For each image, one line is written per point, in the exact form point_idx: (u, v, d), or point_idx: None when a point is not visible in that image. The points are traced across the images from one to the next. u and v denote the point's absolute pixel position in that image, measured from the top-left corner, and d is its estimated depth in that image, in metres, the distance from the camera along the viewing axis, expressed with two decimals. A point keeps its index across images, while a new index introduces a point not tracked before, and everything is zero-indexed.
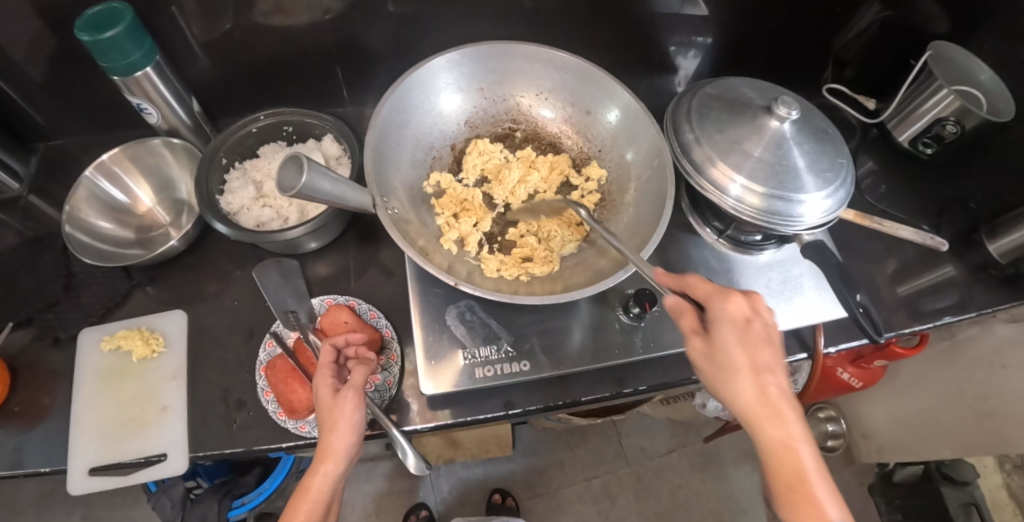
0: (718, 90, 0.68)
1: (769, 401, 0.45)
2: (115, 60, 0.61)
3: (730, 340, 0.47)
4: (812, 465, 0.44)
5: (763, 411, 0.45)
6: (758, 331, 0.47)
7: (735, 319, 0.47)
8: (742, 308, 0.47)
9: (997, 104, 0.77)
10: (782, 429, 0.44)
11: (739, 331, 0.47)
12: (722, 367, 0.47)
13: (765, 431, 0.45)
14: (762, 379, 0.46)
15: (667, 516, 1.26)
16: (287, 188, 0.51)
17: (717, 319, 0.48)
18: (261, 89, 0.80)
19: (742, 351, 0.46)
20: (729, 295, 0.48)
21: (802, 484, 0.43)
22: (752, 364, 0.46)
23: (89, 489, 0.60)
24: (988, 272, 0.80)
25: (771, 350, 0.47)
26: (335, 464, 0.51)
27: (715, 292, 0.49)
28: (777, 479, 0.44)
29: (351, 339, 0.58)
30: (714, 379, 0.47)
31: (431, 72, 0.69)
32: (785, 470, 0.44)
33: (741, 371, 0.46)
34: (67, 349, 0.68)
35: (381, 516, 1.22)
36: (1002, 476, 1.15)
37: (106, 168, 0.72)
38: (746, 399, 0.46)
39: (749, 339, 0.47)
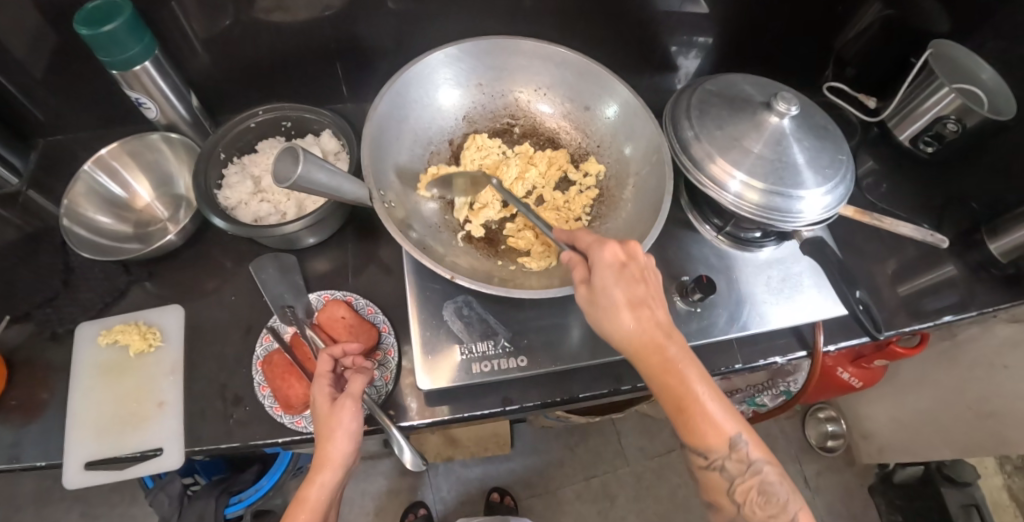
0: (718, 86, 0.68)
1: (647, 334, 0.48)
2: (113, 54, 0.61)
3: (609, 282, 0.49)
4: (701, 390, 0.48)
5: (641, 341, 0.49)
6: (632, 271, 0.50)
7: (609, 263, 0.50)
8: (616, 253, 0.50)
9: (997, 102, 0.77)
10: (665, 355, 0.48)
11: (618, 273, 0.49)
12: (605, 308, 0.49)
13: (670, 351, 0.48)
14: (641, 310, 0.49)
15: (666, 516, 1.25)
16: (283, 179, 0.51)
17: (598, 263, 0.50)
18: (260, 85, 0.80)
19: (622, 288, 0.49)
20: (605, 243, 0.51)
21: (688, 408, 0.48)
22: (629, 299, 0.49)
23: (86, 483, 0.61)
24: (989, 271, 0.80)
25: (648, 286, 0.50)
26: (332, 473, 0.51)
27: (595, 241, 0.52)
28: (666, 399, 0.49)
29: (348, 349, 0.57)
30: (598, 318, 0.50)
31: (430, 67, 0.69)
32: (679, 395, 0.48)
33: (619, 310, 0.48)
34: (65, 344, 0.68)
35: (379, 514, 1.22)
36: (1002, 477, 1.12)
37: (104, 163, 0.72)
38: (631, 328, 0.49)
39: (624, 280, 0.49)
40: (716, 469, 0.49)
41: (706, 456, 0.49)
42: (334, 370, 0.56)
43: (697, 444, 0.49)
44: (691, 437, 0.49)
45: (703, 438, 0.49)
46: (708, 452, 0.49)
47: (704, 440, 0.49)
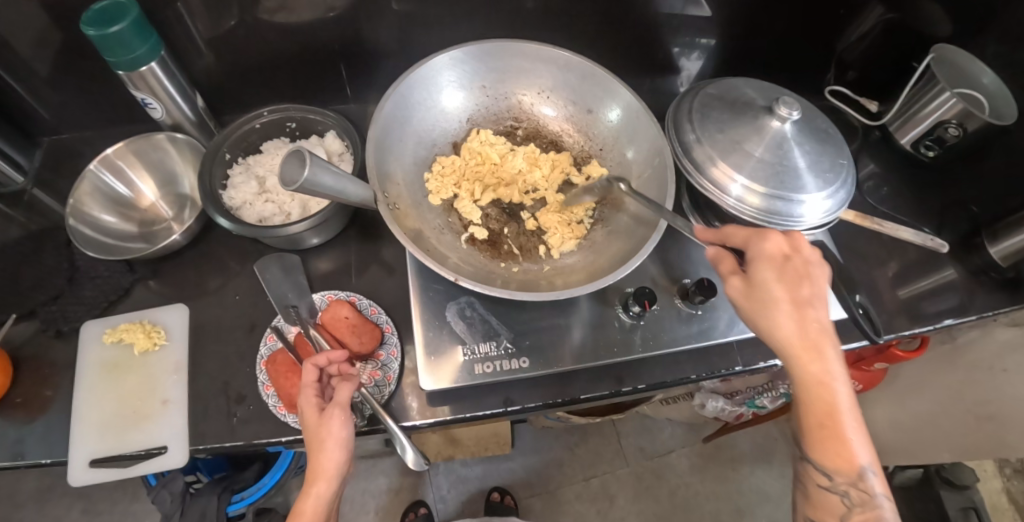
0: (720, 90, 0.68)
1: (811, 336, 0.49)
2: (120, 54, 0.61)
3: (769, 277, 0.50)
4: (843, 403, 0.48)
5: (802, 346, 0.49)
6: (795, 266, 0.50)
7: (773, 256, 0.51)
8: (777, 245, 0.51)
9: (999, 106, 0.77)
10: (824, 365, 0.48)
11: (779, 268, 0.51)
12: (759, 304, 0.50)
13: (810, 368, 0.48)
14: (803, 313, 0.49)
15: (666, 517, 1.26)
16: (290, 182, 0.51)
17: (756, 255, 0.52)
18: (265, 85, 0.81)
19: (784, 288, 0.50)
20: (767, 234, 0.52)
21: (832, 420, 0.48)
22: (793, 299, 0.50)
23: (90, 481, 0.61)
24: (989, 275, 0.80)
25: (811, 286, 0.50)
26: (327, 483, 0.52)
27: (752, 234, 0.53)
28: (809, 416, 0.49)
29: (332, 358, 0.56)
30: (749, 313, 0.51)
31: (434, 69, 0.69)
32: (826, 404, 0.48)
33: (788, 309, 0.49)
34: (70, 341, 0.68)
35: (380, 512, 1.22)
36: (1001, 480, 1.16)
37: (109, 162, 0.73)
38: (790, 329, 0.49)
39: (789, 271, 0.50)
40: (837, 492, 0.49)
41: (829, 477, 0.49)
42: (320, 379, 0.56)
43: (828, 467, 0.49)
44: (827, 462, 0.49)
45: (830, 454, 0.48)
46: (834, 474, 0.49)
47: (834, 462, 0.48)
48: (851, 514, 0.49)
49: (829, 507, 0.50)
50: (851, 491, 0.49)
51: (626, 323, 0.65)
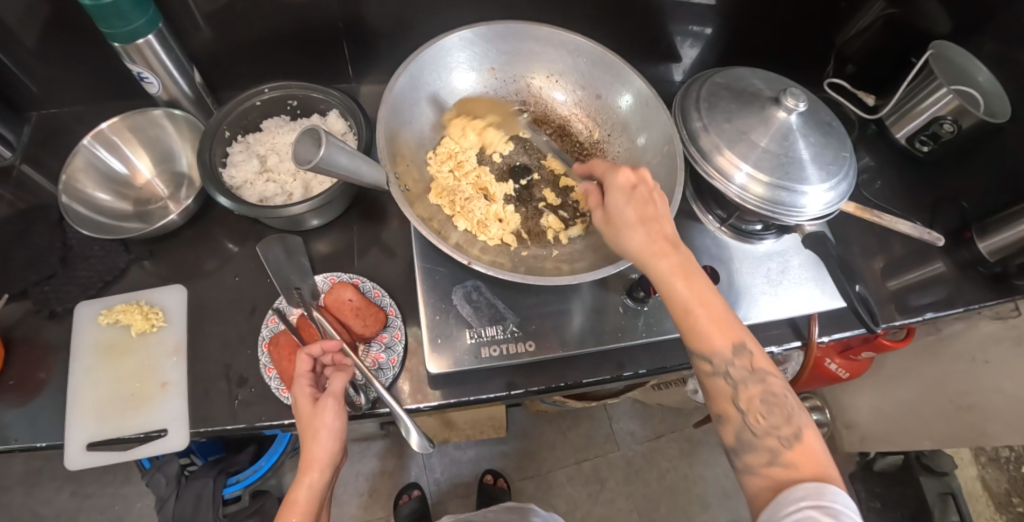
0: (727, 79, 0.68)
1: (658, 242, 0.50)
2: (116, 26, 0.60)
3: (619, 201, 0.52)
4: (704, 289, 0.49)
5: (653, 249, 0.50)
6: (644, 194, 0.52)
7: (623, 187, 0.53)
8: (628, 177, 0.53)
9: (992, 105, 0.79)
10: (674, 262, 0.50)
11: (629, 196, 0.52)
12: (620, 226, 0.52)
13: (660, 270, 0.50)
14: (652, 227, 0.51)
15: (654, 500, 1.28)
16: (305, 161, 0.50)
17: (612, 189, 0.53)
18: (264, 62, 0.79)
19: (633, 209, 0.51)
20: (620, 168, 0.54)
21: (700, 307, 0.49)
22: (640, 217, 0.51)
23: (89, 464, 0.60)
24: (978, 269, 0.83)
25: (658, 208, 0.52)
26: (320, 473, 0.52)
27: (608, 169, 0.55)
28: (674, 307, 0.50)
29: (327, 347, 0.56)
30: (612, 237, 0.52)
31: (445, 50, 0.68)
32: (679, 297, 0.49)
33: (631, 226, 0.51)
34: (64, 323, 0.67)
35: (373, 495, 1.23)
36: (977, 468, 1.19)
37: (104, 138, 0.71)
38: (643, 244, 0.50)
39: (636, 198, 0.52)
40: (721, 375, 0.48)
41: (709, 361, 0.48)
42: (313, 369, 0.56)
43: (703, 348, 0.48)
44: (701, 348, 0.49)
45: (706, 338, 0.48)
46: (711, 356, 0.48)
47: (711, 346, 0.48)
48: (740, 395, 0.48)
49: (721, 394, 0.48)
50: (732, 368, 0.48)
51: (630, 308, 0.66)
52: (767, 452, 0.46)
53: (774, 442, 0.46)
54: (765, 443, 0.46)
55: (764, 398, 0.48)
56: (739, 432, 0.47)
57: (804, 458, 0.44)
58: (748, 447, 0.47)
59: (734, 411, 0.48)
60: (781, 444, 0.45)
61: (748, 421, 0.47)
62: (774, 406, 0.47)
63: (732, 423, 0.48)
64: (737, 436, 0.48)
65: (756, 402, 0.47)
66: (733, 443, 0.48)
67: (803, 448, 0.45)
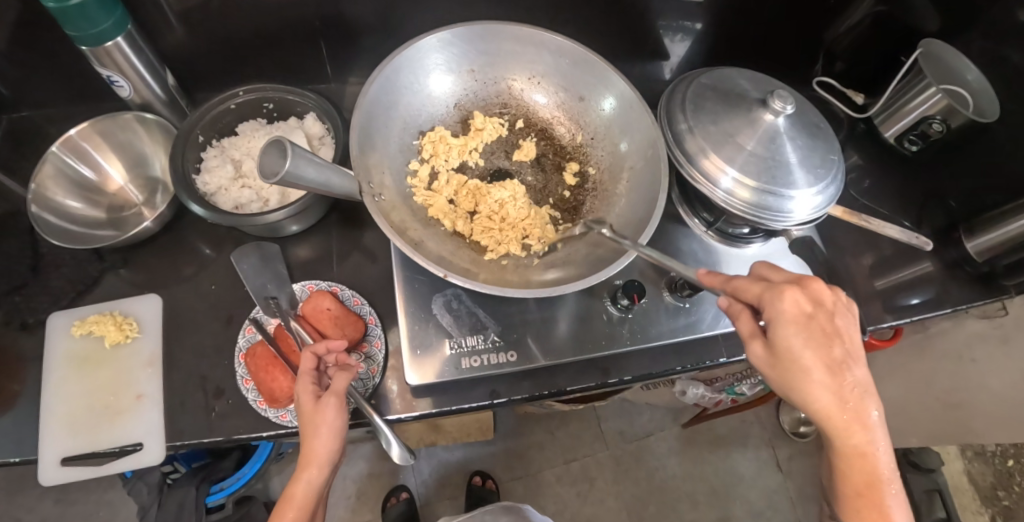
0: (713, 80, 0.67)
1: (851, 410, 0.45)
2: (84, 29, 0.58)
3: (797, 342, 0.45)
4: (886, 464, 0.46)
5: (840, 415, 0.45)
6: (821, 324, 0.45)
7: (793, 316, 0.45)
8: (796, 302, 0.45)
9: (982, 105, 0.78)
10: (864, 438, 0.45)
11: (805, 329, 0.45)
12: (797, 372, 0.45)
13: (852, 441, 0.45)
14: (840, 379, 0.45)
15: (643, 499, 1.28)
16: (270, 174, 0.49)
17: (777, 320, 0.45)
18: (240, 63, 0.77)
19: (815, 351, 0.45)
20: (785, 292, 0.45)
21: (871, 489, 0.46)
22: (830, 365, 0.45)
23: (64, 479, 0.59)
24: (965, 269, 0.82)
25: (839, 350, 0.46)
26: (318, 470, 0.52)
27: (767, 290, 0.46)
28: (847, 483, 0.46)
29: (331, 346, 0.55)
30: (784, 386, 0.46)
31: (421, 52, 0.66)
32: (866, 470, 0.46)
33: (823, 380, 0.44)
34: (36, 333, 0.65)
35: (362, 497, 1.22)
36: (963, 462, 1.20)
37: (73, 144, 0.69)
38: (828, 399, 0.44)
39: (811, 330, 0.45)
40: None
41: None
42: (318, 367, 0.55)
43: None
44: (853, 517, 0.47)
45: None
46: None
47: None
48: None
49: None
50: None
51: (615, 316, 0.65)
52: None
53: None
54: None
55: None
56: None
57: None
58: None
59: None
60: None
61: None
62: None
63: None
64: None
65: None
66: None
67: None
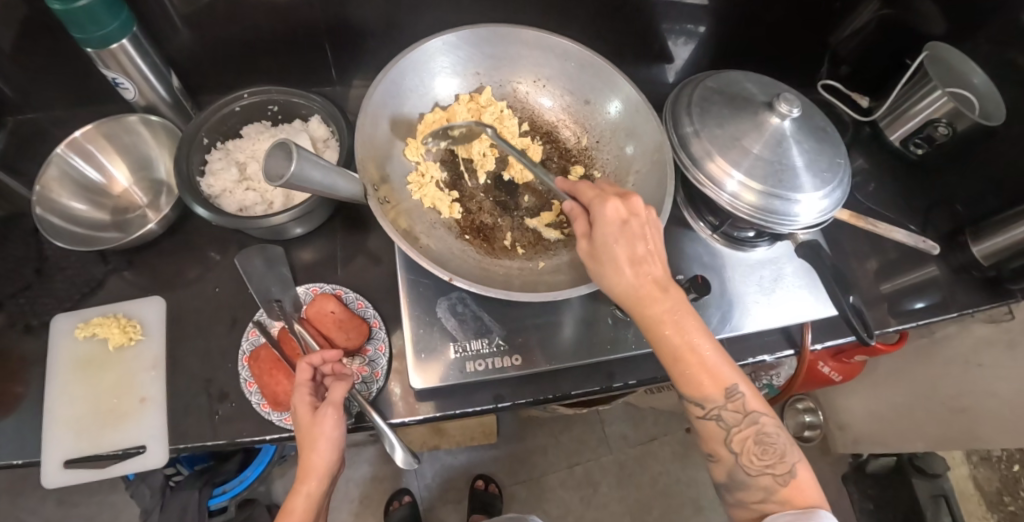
0: (719, 83, 0.67)
1: (646, 285, 0.49)
2: (89, 31, 0.58)
3: (611, 236, 0.49)
4: (699, 341, 0.49)
5: (640, 294, 0.49)
6: (634, 229, 0.49)
7: (613, 219, 0.49)
8: (618, 210, 0.49)
9: (988, 107, 0.77)
10: (662, 307, 0.49)
11: (619, 230, 0.49)
12: (606, 263, 0.49)
13: (651, 310, 0.49)
14: (642, 272, 0.49)
15: (647, 504, 1.28)
16: (276, 178, 0.48)
17: (600, 221, 0.50)
18: (245, 66, 0.77)
19: (623, 245, 0.49)
20: (606, 199, 0.50)
21: (687, 357, 0.49)
22: (631, 257, 0.49)
23: (67, 482, 0.59)
24: (971, 273, 0.82)
25: (649, 243, 0.49)
26: (318, 481, 0.52)
27: (595, 197, 0.51)
28: (665, 352, 0.50)
29: (327, 356, 0.55)
30: (595, 268, 0.51)
31: (426, 54, 0.66)
32: (674, 348, 0.49)
33: (618, 264, 0.49)
34: (40, 335, 0.65)
35: (365, 501, 1.22)
36: (969, 467, 1.14)
37: (79, 146, 0.69)
38: (630, 283, 0.49)
39: (626, 236, 0.49)
40: (712, 419, 0.49)
41: (703, 405, 0.49)
42: (315, 377, 0.55)
43: (693, 393, 0.50)
44: (691, 389, 0.50)
45: (700, 388, 0.49)
46: (703, 400, 0.49)
47: (704, 392, 0.49)
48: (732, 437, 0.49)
49: (712, 437, 0.50)
50: (724, 414, 0.49)
51: (620, 320, 0.64)
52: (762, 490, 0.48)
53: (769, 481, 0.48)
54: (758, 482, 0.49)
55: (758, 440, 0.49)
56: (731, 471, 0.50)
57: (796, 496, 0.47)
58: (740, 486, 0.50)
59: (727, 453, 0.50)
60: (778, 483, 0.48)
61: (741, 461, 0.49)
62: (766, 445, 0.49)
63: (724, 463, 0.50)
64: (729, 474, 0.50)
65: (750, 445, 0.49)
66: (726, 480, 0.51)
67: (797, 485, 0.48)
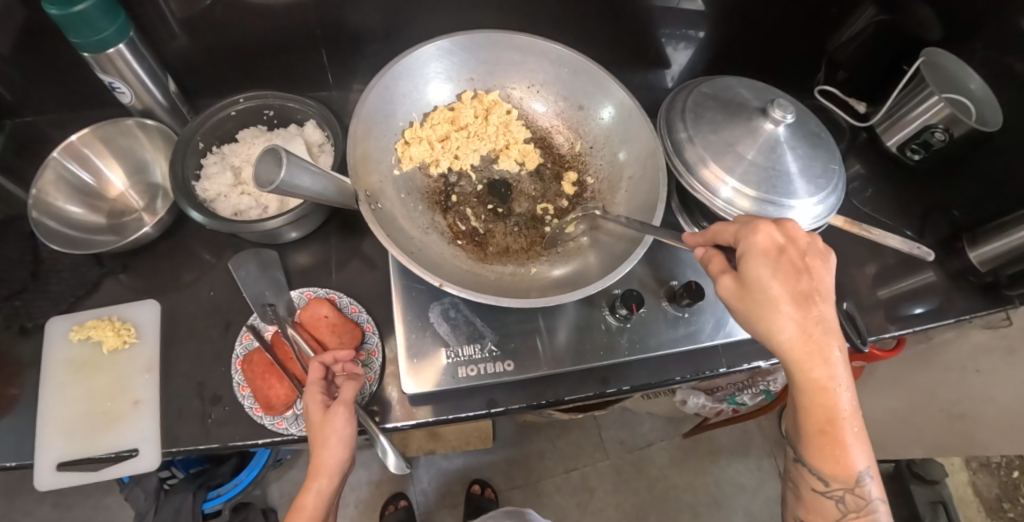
0: (713, 89, 0.67)
1: (786, 281, 0.45)
2: (86, 36, 0.58)
3: (744, 234, 0.46)
4: (823, 343, 0.45)
5: (804, 351, 0.44)
6: (792, 259, 0.45)
7: (745, 211, 0.46)
8: (745, 195, 0.47)
9: (984, 112, 0.77)
10: (791, 309, 0.45)
11: (759, 230, 0.46)
12: (747, 254, 0.46)
13: (780, 312, 0.45)
14: (774, 261, 0.45)
15: (644, 509, 1.27)
16: (265, 182, 0.48)
17: (737, 215, 0.47)
18: (242, 70, 0.77)
19: (763, 243, 0.45)
20: (743, 192, 0.47)
21: (816, 365, 0.44)
22: (764, 248, 0.46)
23: (59, 484, 0.59)
24: (969, 279, 0.81)
25: (784, 243, 0.46)
26: (329, 480, 0.52)
27: (736, 196, 0.47)
28: (786, 360, 0.45)
29: (340, 356, 0.57)
30: (747, 316, 0.45)
31: (420, 61, 0.67)
32: (800, 355, 0.45)
33: (754, 255, 0.46)
34: (35, 338, 0.65)
35: (360, 504, 1.22)
36: (968, 473, 1.19)
37: (74, 150, 0.69)
38: (793, 332, 0.44)
39: (760, 229, 0.46)
40: (813, 434, 0.47)
41: (805, 418, 0.46)
42: (326, 377, 0.56)
43: (804, 409, 0.46)
44: (808, 407, 0.46)
45: (811, 402, 0.45)
46: (830, 479, 0.47)
47: (816, 404, 0.45)
48: (846, 518, 0.48)
49: (807, 451, 0.48)
50: (820, 430, 0.47)
51: (613, 325, 0.64)
52: (831, 505, 0.46)
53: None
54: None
55: (849, 463, 0.46)
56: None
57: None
58: (821, 501, 0.47)
59: (814, 468, 0.47)
60: (851, 501, 0.46)
61: (827, 478, 0.47)
62: (860, 473, 0.46)
63: (812, 476, 0.48)
64: (815, 489, 0.48)
65: (843, 467, 0.46)
66: (805, 491, 0.48)
67: (866, 505, 0.46)
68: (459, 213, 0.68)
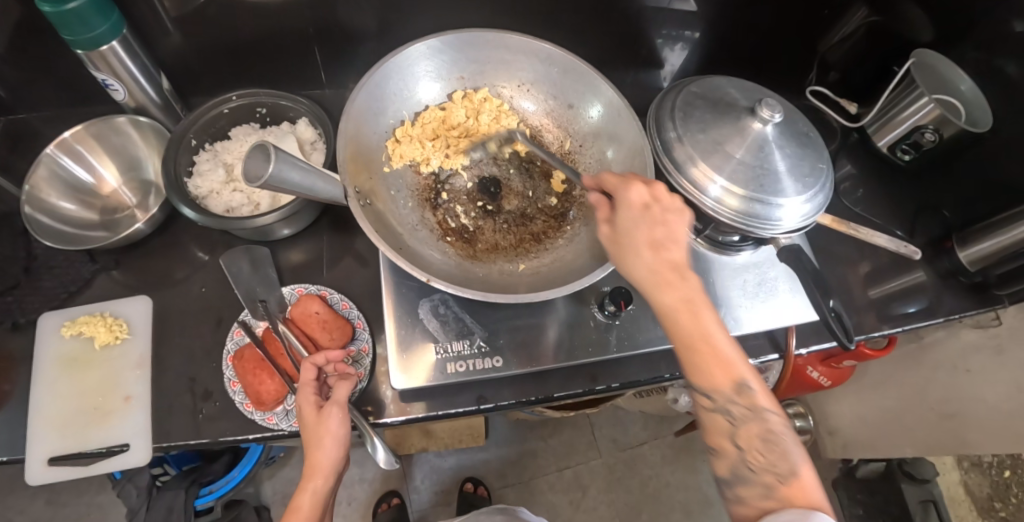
0: (703, 88, 0.67)
1: (663, 272, 0.49)
2: (79, 33, 0.58)
3: (630, 220, 0.50)
4: (709, 326, 0.49)
5: (653, 281, 0.49)
6: (656, 213, 0.50)
7: (634, 204, 0.51)
8: (639, 194, 0.51)
9: (974, 114, 0.78)
10: (677, 294, 0.49)
11: (640, 213, 0.51)
12: (627, 248, 0.50)
13: (664, 298, 0.49)
14: (659, 252, 0.49)
15: (636, 508, 1.28)
16: (254, 178, 0.49)
17: (622, 203, 0.52)
18: (236, 68, 0.77)
19: (644, 230, 0.50)
20: (631, 183, 0.52)
21: (700, 344, 0.48)
22: (650, 240, 0.50)
23: (51, 479, 0.59)
24: (958, 279, 0.82)
25: (671, 226, 0.50)
26: (324, 479, 0.53)
27: (619, 181, 0.53)
28: (677, 339, 0.49)
29: (330, 356, 0.56)
30: (617, 258, 0.51)
31: (411, 59, 0.67)
32: (686, 334, 0.49)
33: (636, 247, 0.50)
34: (27, 333, 0.66)
35: (353, 502, 1.22)
36: (959, 472, 1.18)
37: (68, 147, 0.69)
38: (643, 271, 0.49)
39: (646, 219, 0.50)
40: (719, 411, 0.49)
41: (710, 396, 0.49)
42: (319, 378, 0.56)
43: (703, 384, 0.48)
44: (703, 380, 0.48)
45: (708, 377, 0.48)
46: (713, 392, 0.48)
47: (710, 378, 0.48)
48: (738, 433, 0.48)
49: (716, 428, 0.49)
50: (732, 406, 0.48)
51: (602, 322, 0.65)
52: (761, 487, 0.46)
53: (769, 479, 0.46)
54: (759, 478, 0.47)
55: (764, 436, 0.48)
56: (733, 466, 0.48)
57: (795, 492, 0.45)
58: (741, 480, 0.47)
59: (731, 447, 0.49)
60: (779, 482, 0.46)
61: (744, 457, 0.48)
62: (773, 444, 0.47)
63: (726, 457, 0.49)
64: (730, 469, 0.49)
65: (754, 441, 0.48)
66: (726, 475, 0.49)
67: (797, 484, 0.45)
68: (449, 211, 0.68)
